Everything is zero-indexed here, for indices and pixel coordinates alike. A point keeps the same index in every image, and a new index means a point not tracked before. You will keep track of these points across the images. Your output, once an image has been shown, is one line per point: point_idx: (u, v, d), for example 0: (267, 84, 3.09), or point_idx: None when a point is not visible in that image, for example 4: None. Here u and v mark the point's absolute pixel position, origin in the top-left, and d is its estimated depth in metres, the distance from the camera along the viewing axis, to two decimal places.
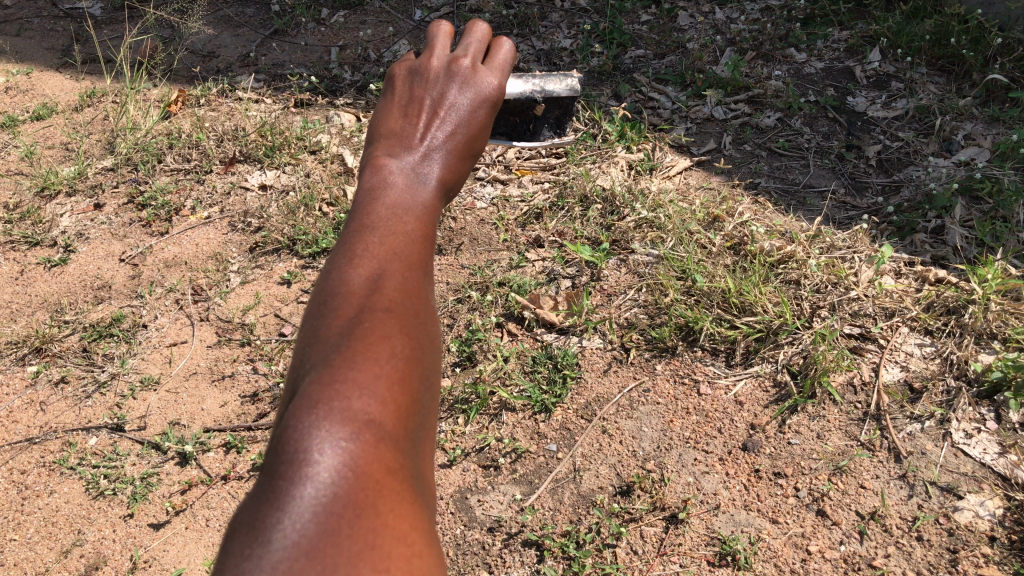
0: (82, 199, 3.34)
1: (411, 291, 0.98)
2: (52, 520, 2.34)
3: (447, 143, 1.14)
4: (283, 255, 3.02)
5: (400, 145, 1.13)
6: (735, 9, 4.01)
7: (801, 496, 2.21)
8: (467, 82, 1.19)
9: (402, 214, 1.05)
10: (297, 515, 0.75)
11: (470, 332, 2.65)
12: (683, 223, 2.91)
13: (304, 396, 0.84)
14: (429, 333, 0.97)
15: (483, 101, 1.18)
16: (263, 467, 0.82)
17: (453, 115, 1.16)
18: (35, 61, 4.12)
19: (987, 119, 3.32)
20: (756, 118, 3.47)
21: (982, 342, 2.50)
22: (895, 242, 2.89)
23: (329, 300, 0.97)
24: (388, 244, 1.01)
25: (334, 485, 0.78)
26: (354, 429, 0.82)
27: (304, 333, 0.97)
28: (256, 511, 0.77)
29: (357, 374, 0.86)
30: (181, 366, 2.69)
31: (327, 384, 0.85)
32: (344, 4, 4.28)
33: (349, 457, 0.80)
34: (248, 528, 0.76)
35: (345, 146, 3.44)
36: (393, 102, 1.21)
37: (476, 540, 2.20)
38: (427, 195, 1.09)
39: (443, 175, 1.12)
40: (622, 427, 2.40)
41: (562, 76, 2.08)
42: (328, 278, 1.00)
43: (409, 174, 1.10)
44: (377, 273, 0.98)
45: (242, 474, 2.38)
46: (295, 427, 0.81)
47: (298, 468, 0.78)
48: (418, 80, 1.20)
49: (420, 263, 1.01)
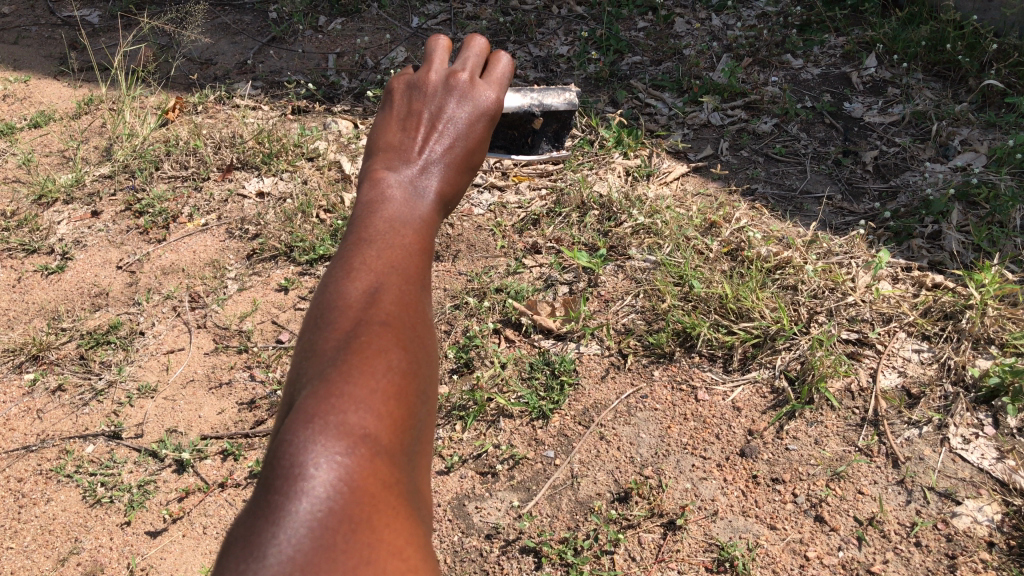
0: (79, 207, 3.34)
1: (409, 304, 0.98)
2: (49, 528, 2.33)
3: (445, 156, 1.14)
4: (280, 261, 3.02)
5: (398, 158, 1.13)
6: (732, 16, 4.03)
7: (799, 502, 2.21)
8: (465, 95, 1.19)
9: (400, 228, 1.05)
10: (292, 530, 0.75)
11: (467, 338, 2.64)
12: (681, 229, 2.91)
13: (301, 409, 0.84)
14: (426, 347, 0.97)
15: (482, 115, 1.19)
16: (257, 481, 0.81)
17: (451, 128, 1.16)
18: (33, 70, 4.13)
19: (984, 124, 3.33)
20: (753, 124, 3.48)
21: (979, 348, 2.50)
22: (892, 248, 2.90)
23: (327, 314, 0.97)
24: (385, 258, 1.01)
25: (329, 500, 0.78)
26: (350, 443, 0.82)
27: (300, 347, 0.97)
28: (250, 526, 0.77)
29: (352, 389, 0.86)
30: (178, 373, 2.69)
31: (324, 397, 0.85)
32: (342, 12, 4.30)
33: (345, 472, 0.80)
34: (242, 542, 0.75)
35: (342, 153, 3.44)
36: (392, 115, 1.21)
37: (474, 547, 2.19)
38: (425, 209, 1.10)
39: (441, 188, 1.12)
40: (620, 433, 2.40)
41: (561, 89, 2.03)
42: (325, 292, 1.00)
43: (407, 187, 1.10)
44: (375, 286, 0.98)
45: (239, 481, 2.38)
46: (290, 441, 0.81)
47: (293, 483, 0.78)
48: (417, 94, 1.21)
49: (416, 277, 1.02)
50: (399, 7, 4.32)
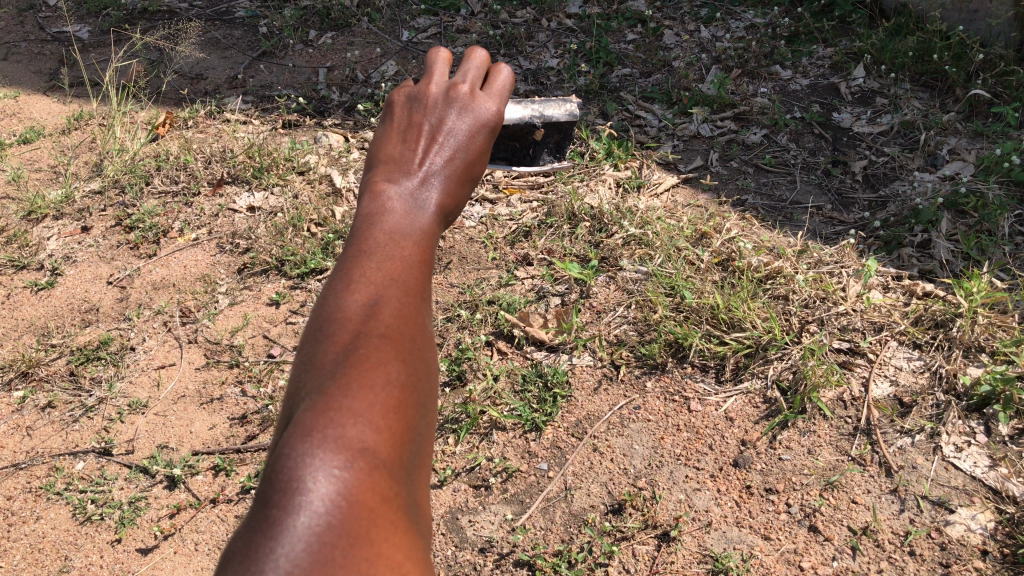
0: (69, 222, 3.33)
1: (408, 317, 0.98)
2: (39, 546, 2.31)
3: (446, 168, 1.14)
4: (271, 275, 3.02)
5: (398, 170, 1.13)
6: (721, 27, 4.06)
7: (793, 512, 2.20)
8: (465, 108, 1.19)
9: (400, 240, 1.05)
10: (290, 544, 0.75)
11: (459, 351, 2.63)
12: (672, 240, 2.92)
13: (299, 423, 0.84)
14: (425, 360, 0.96)
15: (481, 127, 1.19)
16: (255, 494, 0.81)
17: (451, 140, 1.16)
18: (23, 85, 4.13)
19: (971, 134, 3.35)
20: (742, 135, 3.50)
21: (970, 355, 2.50)
22: (883, 257, 2.91)
23: (325, 326, 0.96)
24: (385, 270, 1.00)
25: (328, 515, 0.77)
26: (348, 457, 0.81)
27: (299, 359, 0.96)
28: (248, 541, 0.76)
29: (351, 402, 0.85)
30: (169, 389, 2.67)
31: (322, 411, 0.84)
32: (332, 26, 4.31)
33: (344, 486, 0.79)
34: (240, 557, 0.75)
35: (333, 167, 3.45)
36: (392, 127, 1.21)
37: (467, 561, 2.18)
38: (426, 221, 1.09)
39: (441, 201, 1.12)
40: (614, 444, 2.39)
41: (562, 100, 2.06)
42: (325, 304, 1.00)
43: (407, 200, 1.10)
44: (374, 298, 0.98)
45: (232, 496, 2.36)
46: (289, 454, 0.81)
47: (292, 497, 0.78)
48: (417, 106, 1.21)
49: (416, 290, 1.01)
50: (388, 20, 4.33)
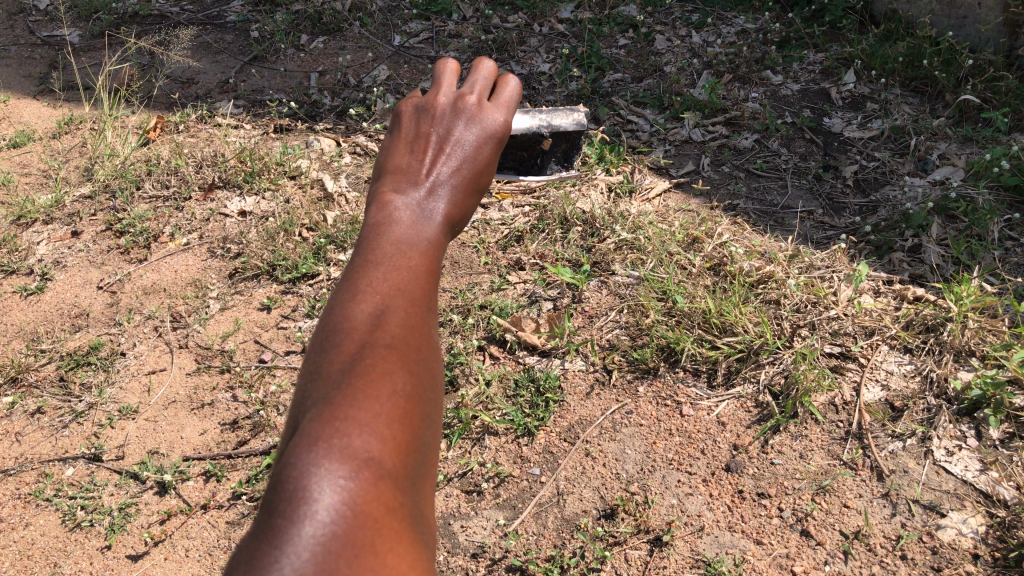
0: (59, 227, 3.32)
1: (415, 327, 0.98)
2: (28, 553, 2.29)
3: (452, 178, 1.14)
4: (262, 280, 3.01)
5: (405, 180, 1.13)
6: (712, 32, 4.07)
7: (785, 517, 2.20)
8: (473, 118, 1.19)
9: (406, 250, 1.05)
10: (295, 553, 0.74)
11: (452, 355, 2.63)
12: (664, 245, 2.93)
13: (304, 432, 0.84)
14: (431, 371, 0.96)
15: (489, 137, 1.19)
16: (261, 505, 0.80)
17: (458, 151, 1.16)
18: (13, 89, 4.12)
19: (961, 138, 3.37)
20: (733, 140, 3.51)
21: (961, 360, 2.51)
22: (873, 261, 2.92)
23: (332, 336, 0.96)
24: (392, 280, 1.00)
25: (333, 524, 0.77)
26: (354, 467, 0.81)
27: (305, 370, 0.95)
28: (253, 549, 0.75)
29: (357, 412, 0.85)
30: (159, 394, 2.66)
31: (328, 420, 0.84)
32: (323, 30, 4.31)
33: (349, 495, 0.79)
34: (245, 565, 0.74)
35: (325, 172, 3.44)
36: (400, 138, 1.21)
37: (460, 567, 2.17)
38: (432, 231, 1.09)
39: (448, 211, 1.12)
40: (606, 449, 2.39)
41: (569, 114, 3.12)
42: (331, 314, 0.99)
43: (415, 210, 1.10)
44: (380, 309, 0.97)
45: (222, 502, 2.35)
46: (294, 464, 0.81)
47: (298, 507, 0.77)
48: (424, 117, 1.21)
49: (421, 300, 1.01)
50: (380, 25, 4.33)
